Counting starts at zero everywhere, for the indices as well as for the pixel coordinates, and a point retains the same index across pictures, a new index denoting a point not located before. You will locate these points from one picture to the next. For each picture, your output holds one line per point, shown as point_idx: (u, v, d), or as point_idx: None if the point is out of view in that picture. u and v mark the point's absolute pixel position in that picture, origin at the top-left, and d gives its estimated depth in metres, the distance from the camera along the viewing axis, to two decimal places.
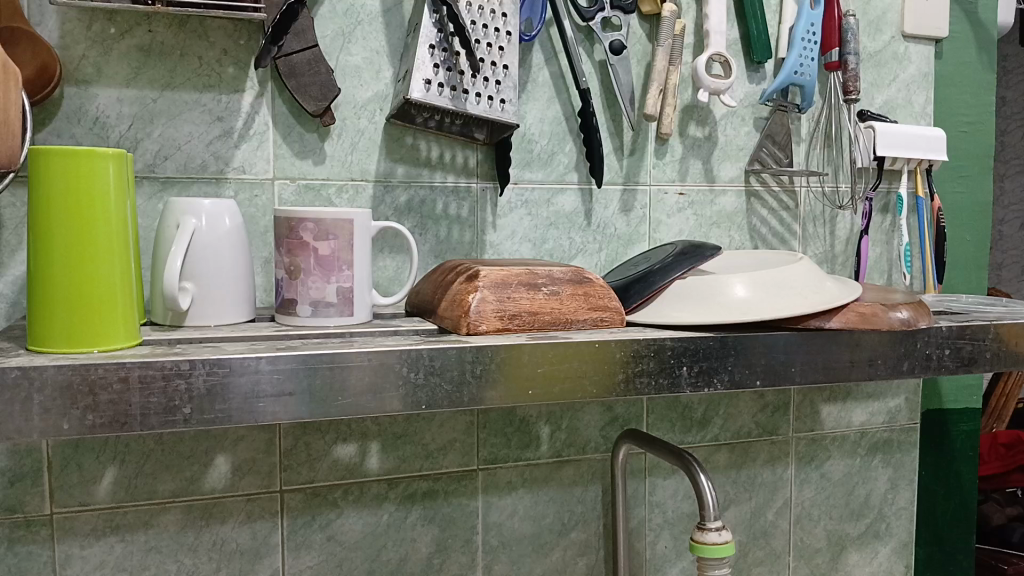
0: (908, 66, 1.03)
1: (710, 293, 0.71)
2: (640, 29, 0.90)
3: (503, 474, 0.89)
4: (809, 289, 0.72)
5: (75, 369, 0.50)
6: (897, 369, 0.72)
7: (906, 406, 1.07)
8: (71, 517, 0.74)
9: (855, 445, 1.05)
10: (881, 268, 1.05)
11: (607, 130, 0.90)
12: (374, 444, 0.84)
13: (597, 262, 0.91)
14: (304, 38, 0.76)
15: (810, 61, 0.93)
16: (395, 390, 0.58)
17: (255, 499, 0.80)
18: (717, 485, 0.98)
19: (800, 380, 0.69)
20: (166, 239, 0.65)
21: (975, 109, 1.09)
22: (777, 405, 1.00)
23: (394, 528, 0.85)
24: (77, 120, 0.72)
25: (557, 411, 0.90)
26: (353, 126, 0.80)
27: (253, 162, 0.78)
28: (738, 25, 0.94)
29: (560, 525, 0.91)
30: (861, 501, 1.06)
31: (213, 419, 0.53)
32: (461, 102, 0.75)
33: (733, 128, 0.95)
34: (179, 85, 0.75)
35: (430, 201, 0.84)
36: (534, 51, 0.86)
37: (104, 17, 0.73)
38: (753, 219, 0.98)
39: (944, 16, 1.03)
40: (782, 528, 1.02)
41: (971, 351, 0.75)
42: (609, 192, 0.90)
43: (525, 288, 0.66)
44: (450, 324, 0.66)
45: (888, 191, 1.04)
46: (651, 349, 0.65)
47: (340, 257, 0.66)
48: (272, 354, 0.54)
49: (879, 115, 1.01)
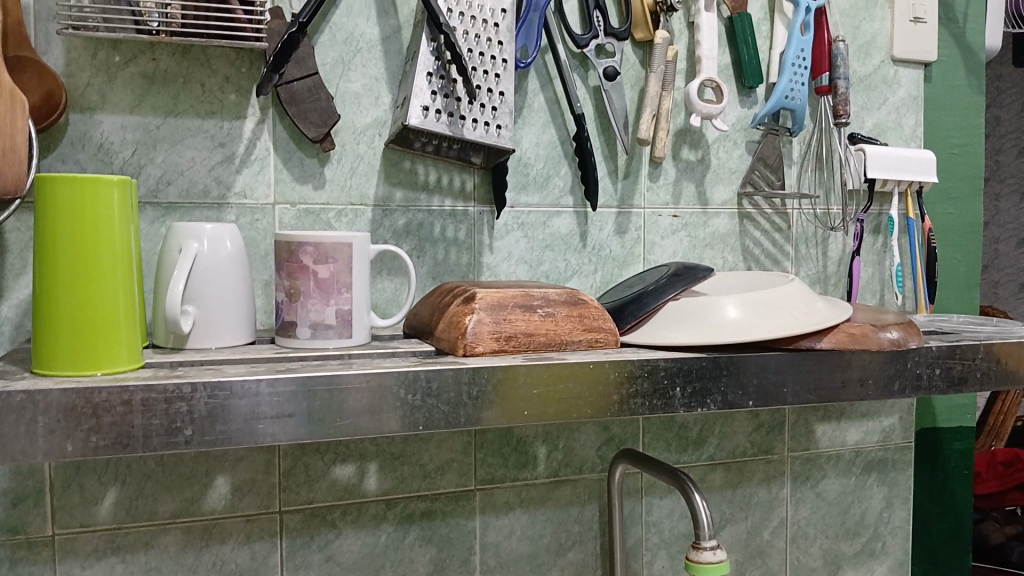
0: (897, 90, 1.05)
1: (703, 314, 0.72)
2: (633, 55, 0.92)
3: (501, 494, 0.89)
4: (800, 310, 0.73)
5: (80, 392, 0.52)
6: (888, 388, 0.73)
7: (900, 425, 1.08)
8: (72, 538, 0.75)
9: (850, 464, 1.06)
10: (873, 288, 1.06)
11: (601, 154, 0.91)
12: (373, 464, 0.85)
13: (592, 283, 0.92)
14: (304, 66, 0.78)
15: (800, 86, 0.95)
16: (393, 411, 0.59)
17: (254, 520, 0.80)
18: (713, 505, 0.99)
19: (792, 401, 0.70)
20: (169, 262, 0.66)
21: (964, 131, 1.11)
22: (773, 424, 1.01)
23: (392, 549, 0.85)
24: (81, 146, 0.74)
25: (554, 431, 0.91)
26: (351, 151, 0.82)
27: (254, 187, 0.79)
28: (730, 51, 0.96)
29: (557, 545, 0.92)
30: (857, 520, 1.07)
31: (214, 440, 0.55)
32: (458, 128, 0.76)
33: (726, 151, 0.97)
34: (182, 112, 0.76)
35: (427, 224, 0.85)
36: (529, 78, 0.88)
37: (108, 45, 0.74)
38: (747, 240, 0.99)
39: (931, 41, 1.06)
40: (779, 547, 1.02)
41: (961, 371, 0.76)
42: (604, 215, 0.92)
43: (521, 309, 0.68)
44: (447, 346, 0.67)
45: (880, 214, 1.05)
46: (645, 370, 0.66)
47: (339, 279, 0.67)
48: (271, 376, 0.55)
49: (869, 138, 1.02)
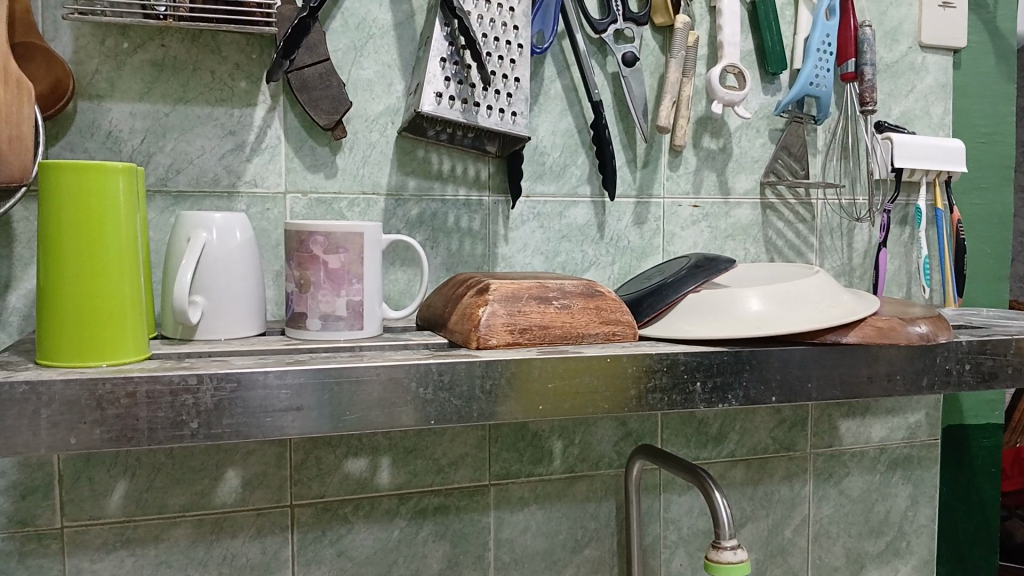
0: (925, 77, 1.02)
1: (724, 307, 0.70)
2: (652, 40, 0.89)
3: (516, 489, 0.88)
4: (824, 302, 0.70)
5: (84, 384, 0.51)
6: (916, 384, 0.71)
7: (926, 421, 1.05)
8: (82, 531, 0.74)
9: (874, 461, 1.03)
10: (900, 281, 1.03)
11: (620, 142, 0.89)
12: (385, 458, 0.83)
13: (610, 275, 0.90)
14: (316, 52, 0.77)
15: (826, 73, 0.92)
16: (404, 405, 0.57)
17: (265, 513, 0.79)
18: (733, 502, 0.97)
19: (816, 396, 0.68)
20: (178, 252, 0.65)
21: (994, 119, 1.07)
22: (795, 420, 0.99)
23: (405, 544, 0.84)
24: (90, 134, 0.73)
25: (571, 425, 0.90)
26: (364, 139, 0.80)
27: (265, 176, 0.78)
28: (752, 37, 0.94)
29: (573, 542, 0.90)
30: (880, 518, 1.04)
31: (221, 434, 0.53)
32: (473, 115, 0.74)
33: (748, 140, 0.95)
34: (191, 100, 0.75)
35: (441, 214, 0.83)
36: (546, 64, 0.86)
37: (117, 32, 0.73)
38: (769, 230, 0.97)
39: (961, 26, 1.02)
40: (800, 545, 1.00)
41: (992, 367, 0.74)
42: (622, 205, 0.90)
43: (537, 301, 0.66)
44: (460, 338, 0.65)
45: (907, 204, 1.03)
46: (664, 364, 0.64)
47: (350, 270, 0.66)
48: (280, 368, 0.54)
49: (896, 127, 1.00)
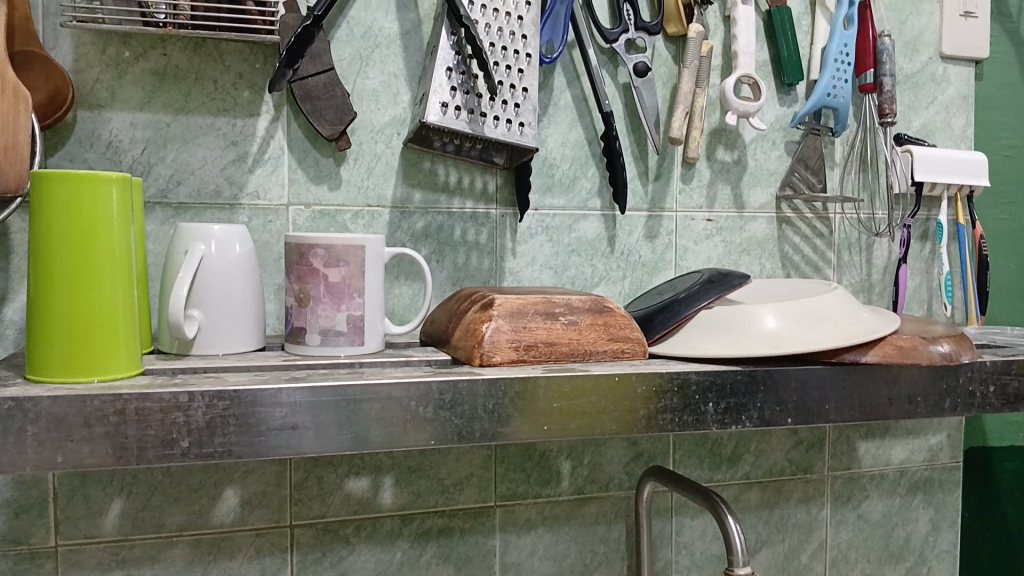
0: (946, 89, 1.00)
1: (738, 324, 0.67)
2: (665, 50, 0.87)
3: (522, 512, 0.85)
4: (843, 320, 0.68)
5: (71, 401, 0.49)
6: (938, 406, 0.68)
7: (948, 443, 1.02)
8: (77, 550, 0.72)
9: (894, 484, 1.00)
10: (921, 297, 1.00)
11: (631, 154, 0.87)
12: (388, 477, 0.81)
13: (620, 291, 0.88)
14: (320, 61, 0.75)
15: (843, 83, 0.91)
16: (403, 425, 0.55)
17: (264, 534, 0.77)
18: (748, 526, 0.94)
19: (834, 418, 0.65)
20: (176, 265, 0.63)
21: (1018, 132, 1.04)
22: (812, 441, 0.96)
23: (408, 566, 0.82)
24: (90, 144, 0.71)
25: (579, 446, 0.87)
26: (369, 150, 0.78)
27: (268, 188, 0.76)
28: (768, 46, 0.92)
29: (582, 566, 0.87)
30: (900, 544, 1.01)
31: (213, 453, 0.51)
32: (479, 125, 0.72)
33: (764, 152, 0.92)
34: (193, 110, 0.74)
35: (447, 227, 0.81)
36: (555, 74, 0.84)
37: (119, 40, 0.72)
38: (785, 245, 0.94)
39: (983, 36, 1.00)
40: (818, 571, 0.97)
41: (1018, 389, 0.71)
42: (633, 218, 0.88)
43: (543, 317, 0.64)
44: (463, 354, 0.63)
45: (927, 219, 1.00)
46: (675, 383, 0.61)
47: (351, 284, 0.64)
48: (274, 386, 0.52)
49: (916, 139, 0.97)
